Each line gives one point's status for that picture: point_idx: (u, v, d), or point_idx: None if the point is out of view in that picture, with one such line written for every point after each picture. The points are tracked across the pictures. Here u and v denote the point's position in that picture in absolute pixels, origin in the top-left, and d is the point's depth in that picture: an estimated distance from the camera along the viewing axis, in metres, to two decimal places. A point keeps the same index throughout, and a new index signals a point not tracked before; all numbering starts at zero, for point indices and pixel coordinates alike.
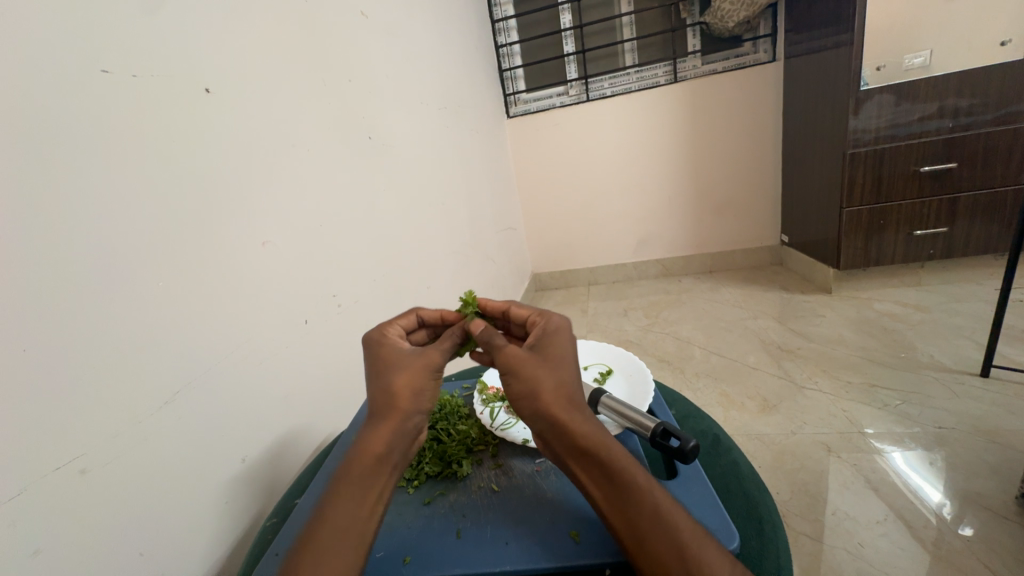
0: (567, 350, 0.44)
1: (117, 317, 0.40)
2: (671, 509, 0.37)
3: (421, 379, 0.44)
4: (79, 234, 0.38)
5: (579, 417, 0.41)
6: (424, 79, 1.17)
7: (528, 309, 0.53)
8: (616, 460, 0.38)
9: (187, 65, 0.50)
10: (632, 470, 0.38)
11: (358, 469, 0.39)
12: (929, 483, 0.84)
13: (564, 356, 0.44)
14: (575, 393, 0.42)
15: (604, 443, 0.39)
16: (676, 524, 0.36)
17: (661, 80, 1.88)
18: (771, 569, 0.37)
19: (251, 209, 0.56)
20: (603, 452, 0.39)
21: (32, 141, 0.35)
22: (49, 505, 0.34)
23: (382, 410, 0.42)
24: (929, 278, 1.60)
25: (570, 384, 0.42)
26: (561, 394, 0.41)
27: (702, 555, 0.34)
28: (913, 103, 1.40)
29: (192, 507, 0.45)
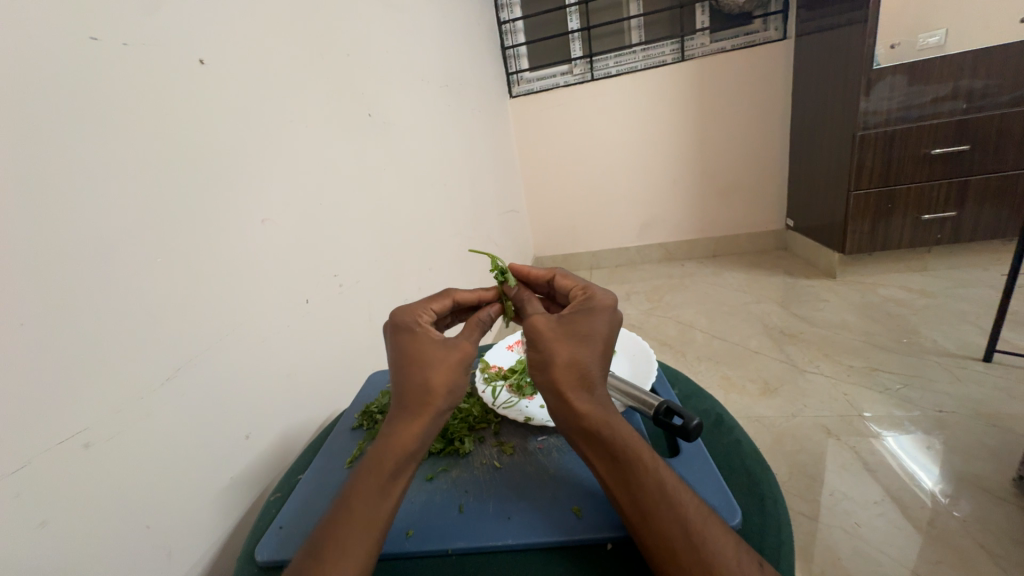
0: (598, 332, 0.43)
1: (116, 293, 0.39)
2: (679, 491, 0.36)
3: (457, 376, 0.43)
4: (75, 207, 0.37)
5: (588, 396, 0.41)
6: (426, 56, 1.15)
7: (574, 281, 0.51)
8: (624, 440, 0.38)
9: (180, 34, 0.48)
10: (641, 450, 0.38)
11: (389, 463, 0.40)
12: (927, 466, 0.85)
13: (591, 336, 0.42)
14: (592, 372, 0.41)
15: (614, 423, 0.39)
16: (682, 505, 0.35)
17: (667, 58, 1.83)
18: (771, 544, 0.37)
19: (250, 185, 0.55)
20: (611, 432, 0.39)
21: (23, 110, 0.34)
22: (53, 480, 0.34)
23: (414, 405, 0.42)
24: (935, 263, 1.58)
25: (587, 363, 0.42)
26: (574, 372, 0.41)
27: (708, 539, 0.34)
28: (927, 83, 1.36)
29: (196, 482, 0.46)
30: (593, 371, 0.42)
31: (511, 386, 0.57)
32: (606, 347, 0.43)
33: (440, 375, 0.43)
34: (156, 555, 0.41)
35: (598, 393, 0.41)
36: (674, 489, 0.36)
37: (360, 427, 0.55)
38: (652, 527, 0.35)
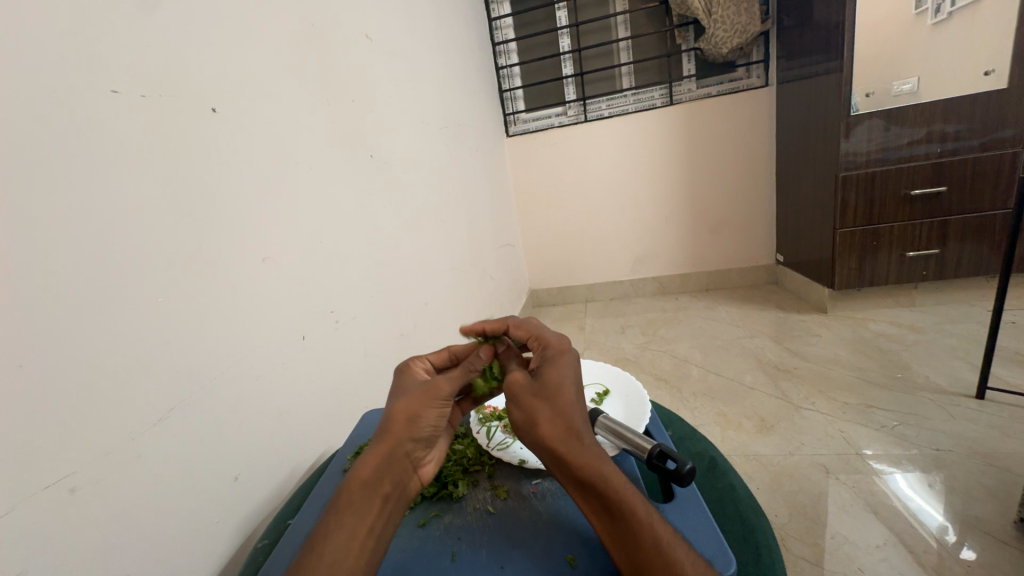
0: (574, 380, 0.44)
1: (112, 333, 0.40)
2: (673, 545, 0.36)
3: (432, 414, 0.45)
4: (80, 250, 0.38)
5: (579, 450, 0.40)
6: (427, 100, 1.20)
7: (526, 329, 0.52)
8: (616, 494, 0.38)
9: (195, 85, 0.51)
10: (633, 504, 0.38)
11: (346, 496, 0.40)
12: (928, 507, 0.83)
13: (569, 385, 0.43)
14: (577, 422, 0.41)
15: (607, 476, 0.39)
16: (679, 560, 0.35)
17: (657, 102, 1.93)
18: None
19: (252, 224, 0.57)
20: (603, 486, 0.38)
21: (32, 154, 0.35)
22: (39, 525, 0.34)
23: (387, 439, 0.43)
24: (923, 299, 1.61)
25: (573, 413, 0.42)
26: (562, 424, 0.41)
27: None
28: (902, 128, 1.44)
29: (182, 527, 0.44)
30: (579, 422, 0.42)
31: (506, 428, 0.57)
32: (583, 393, 0.44)
33: (417, 412, 0.44)
34: None
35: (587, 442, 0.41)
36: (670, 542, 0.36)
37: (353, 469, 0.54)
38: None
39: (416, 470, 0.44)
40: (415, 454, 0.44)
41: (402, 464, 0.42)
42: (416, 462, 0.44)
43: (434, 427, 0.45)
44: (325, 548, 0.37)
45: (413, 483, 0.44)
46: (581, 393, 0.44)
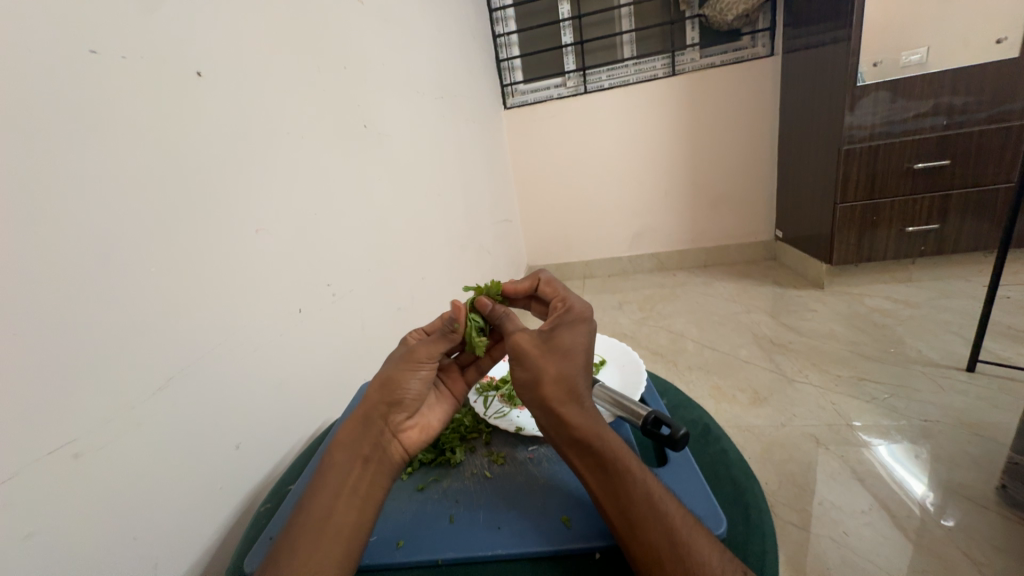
0: (580, 347, 0.46)
1: (107, 303, 0.40)
2: (665, 503, 0.37)
3: (411, 379, 0.46)
4: (68, 217, 0.37)
5: (578, 410, 0.42)
6: (421, 69, 1.16)
7: (554, 290, 0.54)
8: (611, 452, 0.39)
9: (179, 48, 0.49)
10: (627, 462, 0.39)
11: (331, 459, 0.42)
12: (913, 476, 0.86)
13: (574, 350, 0.45)
14: (578, 386, 0.44)
15: (603, 435, 0.40)
16: (670, 516, 0.36)
17: (659, 73, 1.88)
18: (758, 553, 0.37)
19: (242, 196, 0.56)
20: (600, 443, 0.40)
21: (11, 120, 0.34)
22: (42, 490, 0.34)
23: (368, 403, 0.44)
24: (920, 274, 1.62)
25: (576, 377, 0.44)
26: (564, 385, 0.43)
27: (690, 548, 0.34)
28: (908, 100, 1.41)
29: (187, 492, 0.45)
30: (580, 385, 0.44)
31: (503, 398, 0.57)
32: (586, 360, 0.46)
33: (397, 377, 0.46)
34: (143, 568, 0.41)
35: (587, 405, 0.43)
36: (661, 501, 0.37)
37: None
38: (637, 541, 0.35)
39: (397, 434, 0.45)
40: (393, 419, 0.45)
41: (380, 425, 0.44)
42: (395, 426, 0.45)
43: (415, 393, 0.47)
44: (318, 506, 0.39)
45: (394, 448, 0.45)
46: (586, 361, 0.46)
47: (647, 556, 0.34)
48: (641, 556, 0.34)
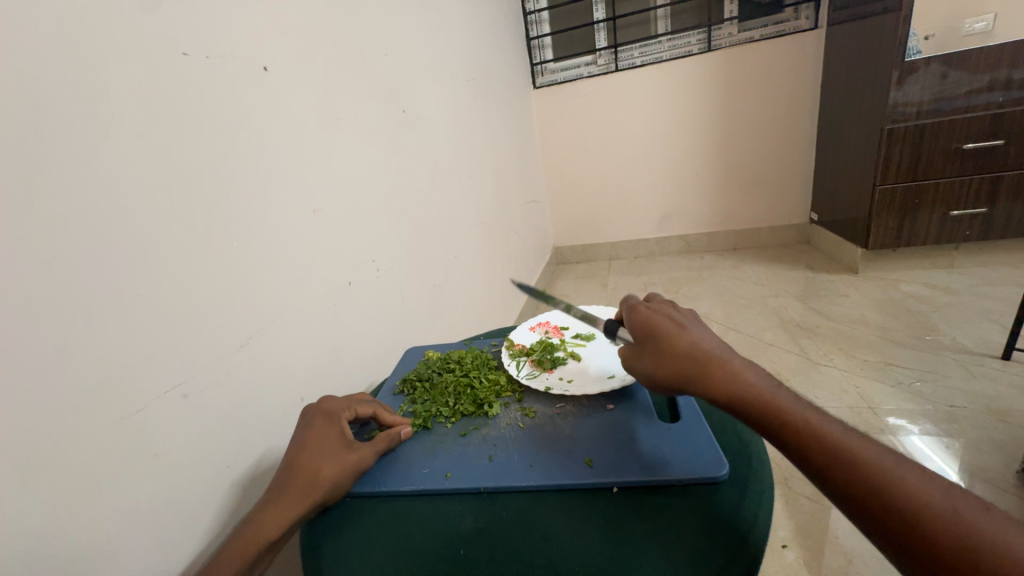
0: (680, 319, 0.47)
1: (201, 271, 0.47)
2: (854, 441, 0.36)
3: (322, 450, 0.44)
4: (171, 198, 0.44)
5: (725, 372, 0.41)
6: (454, 51, 1.19)
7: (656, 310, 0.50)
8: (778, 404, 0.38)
9: (247, 46, 0.54)
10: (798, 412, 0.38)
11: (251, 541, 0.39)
12: (950, 465, 0.86)
13: (678, 322, 0.47)
14: (708, 349, 0.43)
15: (761, 390, 0.40)
16: (867, 447, 0.35)
17: (693, 49, 1.83)
18: (757, 491, 0.41)
19: (301, 179, 0.62)
20: (763, 398, 0.39)
21: (123, 115, 0.40)
22: (162, 420, 0.42)
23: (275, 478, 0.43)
24: (963, 260, 1.56)
25: (701, 343, 0.44)
26: (695, 354, 0.43)
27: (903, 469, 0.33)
28: (963, 74, 1.33)
29: (266, 432, 0.53)
30: (709, 348, 0.43)
31: (534, 361, 0.61)
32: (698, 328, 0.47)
33: (305, 446, 0.44)
34: (236, 494, 0.49)
35: (730, 363, 0.42)
36: (849, 434, 0.36)
37: (401, 392, 0.59)
38: (852, 478, 0.34)
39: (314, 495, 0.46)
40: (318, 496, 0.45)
41: (296, 500, 0.41)
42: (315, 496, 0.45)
43: (334, 471, 0.43)
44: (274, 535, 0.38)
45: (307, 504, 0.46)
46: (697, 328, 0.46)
47: (877, 489, 0.33)
48: (869, 494, 0.33)
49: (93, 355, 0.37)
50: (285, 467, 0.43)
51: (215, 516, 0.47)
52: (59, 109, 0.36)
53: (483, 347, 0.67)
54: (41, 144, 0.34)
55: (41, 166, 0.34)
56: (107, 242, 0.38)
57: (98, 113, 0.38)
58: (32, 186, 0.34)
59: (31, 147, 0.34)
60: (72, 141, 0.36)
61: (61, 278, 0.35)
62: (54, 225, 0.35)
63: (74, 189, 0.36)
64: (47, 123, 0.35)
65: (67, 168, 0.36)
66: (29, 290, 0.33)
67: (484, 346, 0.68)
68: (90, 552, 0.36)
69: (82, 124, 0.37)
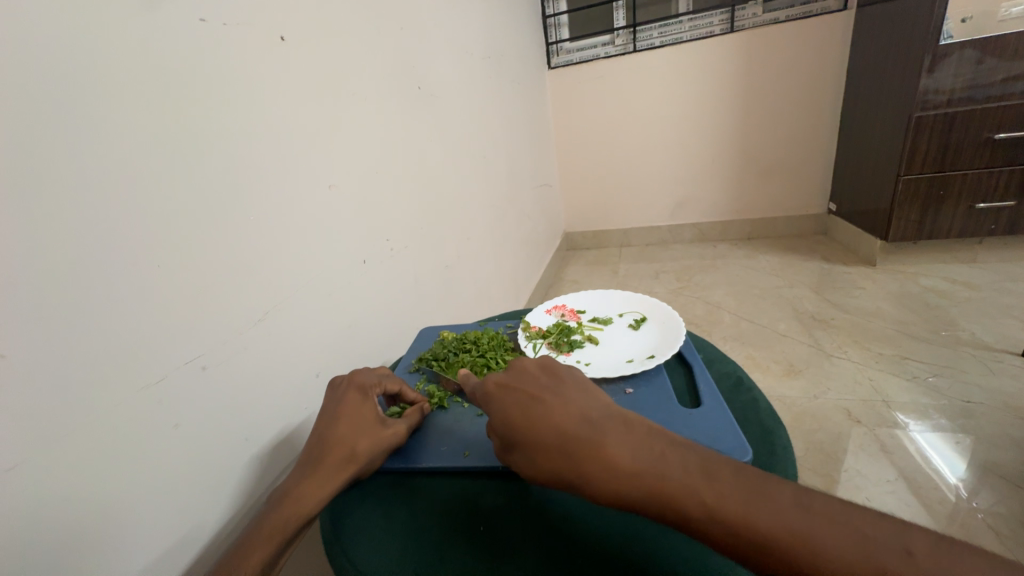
0: (536, 388, 0.41)
1: (217, 245, 0.46)
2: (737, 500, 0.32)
3: (356, 423, 0.45)
4: (188, 169, 0.43)
5: (603, 463, 0.35)
6: (470, 27, 1.15)
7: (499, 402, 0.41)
8: (671, 490, 0.33)
9: (265, 14, 0.53)
10: (696, 489, 0.33)
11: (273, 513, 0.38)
12: (951, 466, 0.84)
13: (540, 394, 0.40)
14: (577, 429, 0.37)
15: (647, 472, 0.34)
16: (777, 515, 0.31)
17: (715, 29, 1.76)
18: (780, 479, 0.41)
19: (316, 154, 0.61)
20: (654, 485, 0.33)
21: (140, 84, 0.39)
22: (180, 391, 0.42)
23: (308, 450, 0.44)
24: (986, 255, 1.52)
25: (571, 422, 0.38)
26: (565, 442, 0.36)
27: (821, 533, 0.30)
28: (999, 61, 1.28)
29: (283, 405, 0.54)
30: (578, 427, 0.37)
31: (550, 344, 0.60)
32: (566, 391, 0.41)
33: (341, 419, 0.45)
34: (255, 466, 0.50)
35: (606, 444, 0.36)
36: (756, 501, 0.32)
37: (417, 371, 0.59)
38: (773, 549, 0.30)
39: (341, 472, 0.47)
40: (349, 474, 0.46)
41: (332, 473, 0.42)
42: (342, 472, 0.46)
43: (370, 447, 0.44)
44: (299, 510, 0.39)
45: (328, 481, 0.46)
46: (564, 394, 0.40)
47: (797, 567, 0.30)
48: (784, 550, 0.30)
49: (113, 325, 0.37)
50: (317, 446, 0.43)
51: (236, 486, 0.47)
52: (71, 73, 0.35)
53: (499, 329, 0.66)
54: (52, 109, 0.34)
55: (53, 133, 0.34)
56: (126, 211, 0.38)
57: (113, 80, 0.37)
58: (44, 151, 0.33)
59: (42, 112, 0.33)
60: (86, 108, 0.36)
61: (76, 247, 0.35)
62: (69, 193, 0.34)
63: (89, 156, 0.36)
64: (59, 87, 0.34)
65: (85, 134, 0.35)
66: (45, 256, 0.33)
67: (499, 327, 0.68)
68: (113, 518, 0.37)
69: (95, 89, 0.36)
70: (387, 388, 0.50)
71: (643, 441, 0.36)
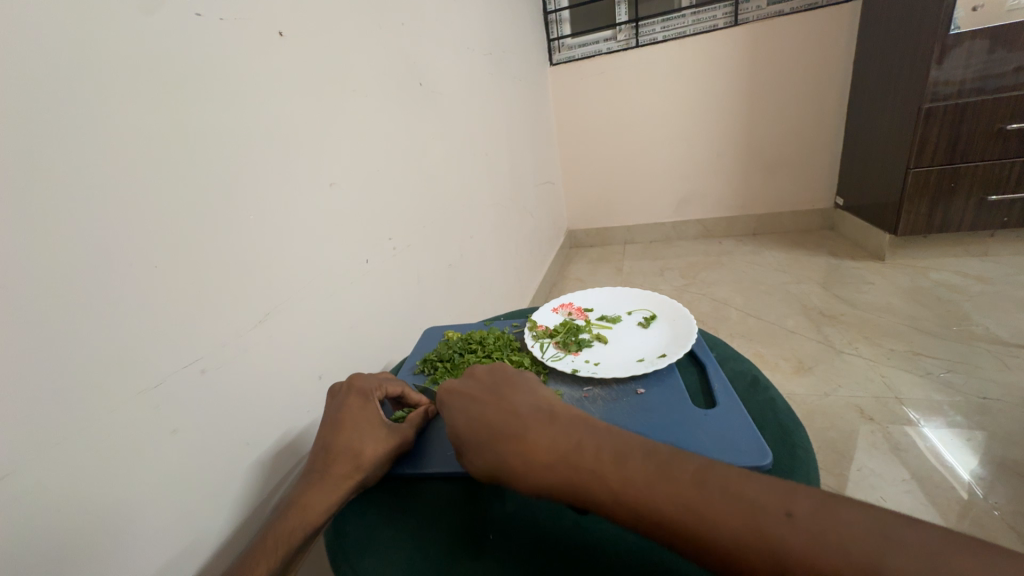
0: (477, 391, 0.42)
1: (215, 245, 0.45)
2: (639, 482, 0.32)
3: (360, 428, 0.44)
4: (185, 168, 0.42)
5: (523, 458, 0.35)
6: (471, 24, 1.14)
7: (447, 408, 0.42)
8: (585, 479, 0.33)
9: (263, 9, 0.52)
10: (606, 477, 0.33)
11: None
12: (962, 462, 0.83)
13: (476, 394, 0.41)
14: (504, 426, 0.38)
15: (563, 462, 0.34)
16: (672, 490, 0.31)
17: (719, 23, 1.74)
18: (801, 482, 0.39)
19: (316, 152, 0.59)
20: (569, 475, 0.34)
21: (134, 80, 0.38)
22: (177, 395, 0.41)
23: (314, 458, 0.43)
24: (998, 247, 1.49)
25: (498, 420, 0.38)
26: (492, 439, 0.37)
27: (724, 511, 0.29)
28: (1012, 50, 1.25)
29: (286, 408, 0.53)
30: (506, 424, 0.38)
31: (558, 343, 0.59)
32: (502, 389, 0.41)
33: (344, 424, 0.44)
34: (257, 469, 0.49)
35: (526, 439, 0.36)
36: (662, 484, 0.31)
37: (422, 372, 0.58)
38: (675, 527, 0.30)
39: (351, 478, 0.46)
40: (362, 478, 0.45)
41: (339, 481, 0.41)
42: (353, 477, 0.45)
43: (375, 454, 0.43)
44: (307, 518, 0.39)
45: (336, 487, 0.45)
46: (502, 395, 0.41)
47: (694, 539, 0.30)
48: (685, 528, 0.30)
49: (108, 329, 0.36)
50: (322, 457, 0.43)
51: (239, 490, 0.46)
52: (67, 71, 0.34)
53: (505, 328, 0.65)
54: (42, 107, 0.32)
55: (45, 133, 0.32)
56: (121, 211, 0.37)
57: (105, 77, 0.36)
58: (39, 152, 0.32)
59: (38, 111, 0.32)
60: (82, 106, 0.35)
61: (68, 250, 0.34)
62: (66, 193, 0.34)
63: (82, 156, 0.35)
64: (55, 86, 0.33)
65: (78, 133, 0.34)
66: (37, 259, 0.32)
67: (505, 326, 0.67)
68: (110, 527, 0.36)
69: (92, 87, 0.35)
70: (388, 392, 0.49)
71: (564, 432, 0.36)
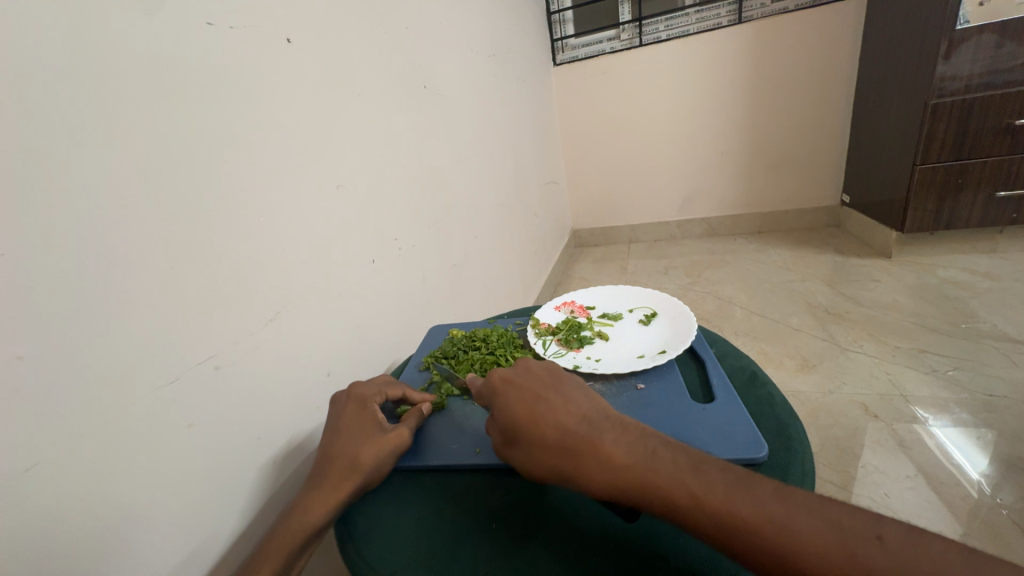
0: (539, 387, 0.43)
1: (226, 246, 0.47)
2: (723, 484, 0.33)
3: (359, 433, 0.45)
4: (197, 171, 0.44)
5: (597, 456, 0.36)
6: (474, 25, 1.15)
7: (511, 394, 0.42)
8: (656, 481, 0.34)
9: (271, 17, 0.54)
10: (677, 479, 0.33)
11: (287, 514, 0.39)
12: (971, 460, 0.83)
13: (541, 392, 0.42)
14: (573, 424, 0.39)
15: (634, 464, 0.35)
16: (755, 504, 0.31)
17: (722, 21, 1.74)
18: (798, 474, 0.40)
19: (324, 154, 0.61)
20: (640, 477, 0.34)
21: (148, 88, 0.40)
22: (192, 390, 0.43)
23: (314, 464, 0.44)
24: (1007, 244, 1.48)
25: (565, 419, 0.39)
26: (561, 435, 0.38)
27: (796, 520, 0.30)
28: (1020, 44, 1.24)
29: (296, 404, 0.54)
30: (576, 425, 0.39)
31: (560, 340, 0.60)
32: (567, 391, 0.42)
33: (345, 427, 0.45)
34: (268, 463, 0.50)
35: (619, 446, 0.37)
36: (738, 491, 0.32)
37: (427, 369, 0.59)
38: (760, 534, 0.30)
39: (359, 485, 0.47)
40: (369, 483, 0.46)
41: (341, 481, 0.42)
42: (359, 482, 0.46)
43: (376, 455, 0.44)
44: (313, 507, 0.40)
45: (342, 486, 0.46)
46: (562, 393, 0.42)
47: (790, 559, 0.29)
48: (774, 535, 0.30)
49: (127, 326, 0.38)
50: (324, 454, 0.44)
51: (251, 483, 0.48)
52: (83, 79, 0.35)
53: (508, 326, 0.66)
54: (60, 116, 0.34)
55: (64, 141, 0.34)
56: (137, 215, 0.39)
57: (120, 86, 0.38)
58: (60, 160, 0.34)
59: (55, 119, 0.34)
60: (100, 114, 0.36)
61: (89, 252, 0.35)
62: (84, 197, 0.35)
63: (99, 162, 0.36)
64: (69, 94, 0.34)
65: (96, 140, 0.36)
66: (57, 261, 0.34)
67: (508, 324, 0.68)
68: (130, 516, 0.37)
69: (104, 94, 0.37)
70: (386, 395, 0.50)
71: (634, 438, 0.37)
